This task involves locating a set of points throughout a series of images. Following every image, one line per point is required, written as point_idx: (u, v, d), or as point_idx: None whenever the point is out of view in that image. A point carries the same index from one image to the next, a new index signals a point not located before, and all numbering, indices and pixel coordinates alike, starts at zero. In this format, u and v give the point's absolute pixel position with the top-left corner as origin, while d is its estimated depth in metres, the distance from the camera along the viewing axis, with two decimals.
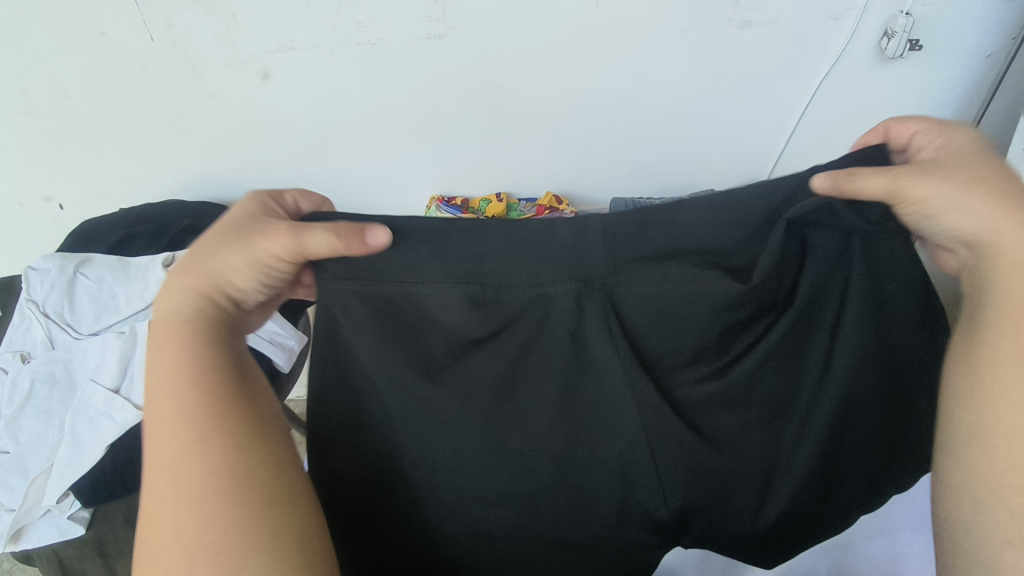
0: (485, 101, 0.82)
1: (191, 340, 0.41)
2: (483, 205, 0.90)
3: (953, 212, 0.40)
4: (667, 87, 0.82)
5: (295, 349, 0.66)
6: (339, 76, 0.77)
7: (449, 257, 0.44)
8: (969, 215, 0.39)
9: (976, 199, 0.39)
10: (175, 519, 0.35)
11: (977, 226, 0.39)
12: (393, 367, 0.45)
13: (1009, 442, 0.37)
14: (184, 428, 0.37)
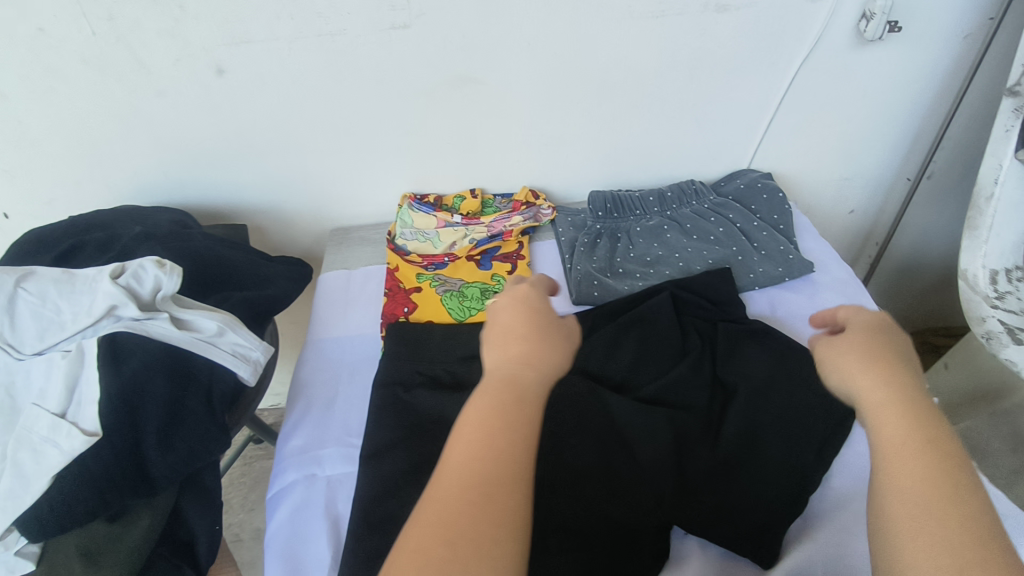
0: (456, 93, 0.78)
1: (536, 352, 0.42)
2: (458, 203, 0.87)
3: (837, 371, 0.41)
4: (643, 75, 0.79)
5: (262, 362, 0.61)
6: (299, 70, 0.73)
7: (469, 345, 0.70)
8: (856, 386, 0.39)
9: (858, 370, 0.39)
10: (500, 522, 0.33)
11: (860, 385, 0.38)
12: (412, 385, 0.67)
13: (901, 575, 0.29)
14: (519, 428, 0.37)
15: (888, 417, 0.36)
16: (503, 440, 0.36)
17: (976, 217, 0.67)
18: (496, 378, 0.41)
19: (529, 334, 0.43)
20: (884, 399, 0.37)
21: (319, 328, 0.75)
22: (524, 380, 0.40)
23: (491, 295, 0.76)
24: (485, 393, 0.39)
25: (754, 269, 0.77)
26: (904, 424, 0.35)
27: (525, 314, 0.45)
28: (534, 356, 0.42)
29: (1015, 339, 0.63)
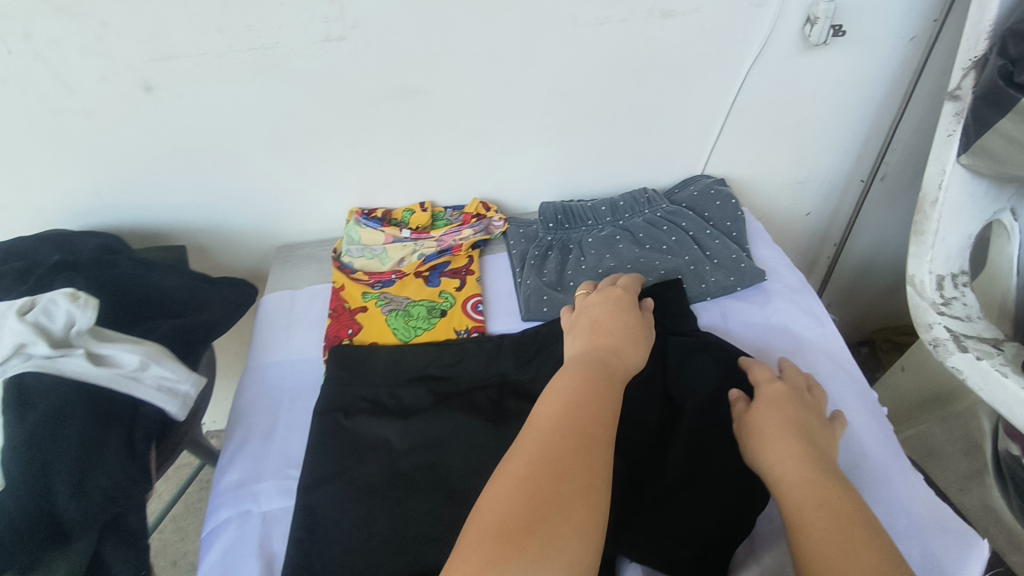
0: (398, 106, 0.76)
1: (610, 353, 0.54)
2: (407, 216, 0.85)
3: (766, 443, 0.49)
4: (591, 83, 0.77)
5: (191, 394, 0.59)
6: (232, 85, 0.70)
7: (412, 368, 0.68)
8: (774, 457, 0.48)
9: (777, 440, 0.49)
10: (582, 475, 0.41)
11: (779, 456, 0.48)
12: (354, 411, 0.65)
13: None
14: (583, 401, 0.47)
15: (800, 483, 0.45)
16: (597, 408, 0.46)
17: (921, 222, 0.67)
18: (591, 360, 0.53)
19: (605, 333, 0.57)
20: (797, 469, 0.46)
21: (260, 353, 0.73)
22: (610, 367, 0.52)
23: (438, 313, 0.74)
24: (577, 373, 0.50)
25: (705, 279, 0.76)
26: (817, 483, 0.45)
27: (616, 314, 0.60)
28: (619, 353, 0.55)
29: (961, 346, 0.62)
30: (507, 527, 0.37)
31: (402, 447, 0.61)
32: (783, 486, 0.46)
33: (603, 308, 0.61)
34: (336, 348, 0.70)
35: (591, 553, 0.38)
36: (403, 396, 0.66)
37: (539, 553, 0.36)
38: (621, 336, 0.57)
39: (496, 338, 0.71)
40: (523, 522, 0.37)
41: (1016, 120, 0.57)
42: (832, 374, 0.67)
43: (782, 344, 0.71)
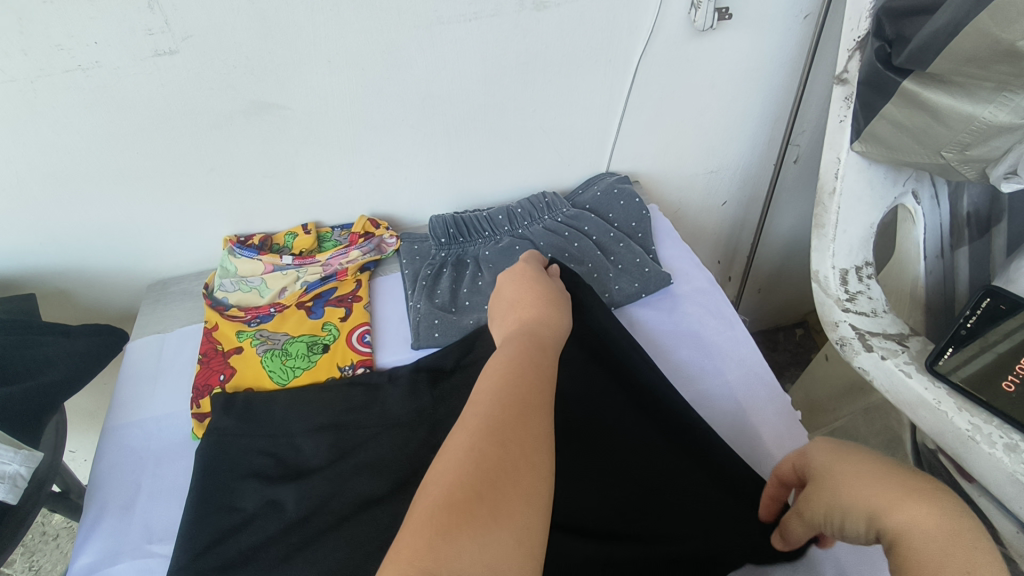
0: (257, 122, 0.68)
1: (538, 321, 0.46)
2: (289, 240, 0.78)
3: (851, 491, 0.34)
4: (471, 84, 0.72)
5: (22, 474, 0.53)
6: (53, 112, 0.62)
7: (315, 413, 0.61)
8: (882, 506, 0.33)
9: (858, 480, 0.34)
10: (527, 442, 0.34)
11: (878, 504, 0.33)
12: (246, 472, 0.57)
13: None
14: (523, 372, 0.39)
15: (920, 524, 0.31)
16: (533, 383, 0.38)
17: (821, 214, 0.63)
18: (521, 335, 0.44)
19: (527, 305, 0.48)
20: (915, 510, 0.31)
21: (119, 412, 0.65)
22: (540, 340, 0.44)
23: (320, 349, 0.67)
24: (512, 352, 0.41)
25: (609, 286, 0.71)
26: (925, 524, 0.31)
27: (530, 284, 0.51)
28: (547, 321, 0.46)
29: (867, 344, 0.58)
30: (452, 500, 0.30)
31: (286, 513, 0.54)
32: (906, 537, 0.31)
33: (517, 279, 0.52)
34: (222, 394, 0.62)
35: (541, 524, 0.32)
36: (302, 446, 0.59)
37: (488, 525, 0.29)
38: (548, 300, 0.49)
39: (385, 372, 0.65)
40: (471, 490, 0.30)
41: (901, 105, 0.53)
42: (743, 381, 0.63)
43: (690, 351, 0.67)
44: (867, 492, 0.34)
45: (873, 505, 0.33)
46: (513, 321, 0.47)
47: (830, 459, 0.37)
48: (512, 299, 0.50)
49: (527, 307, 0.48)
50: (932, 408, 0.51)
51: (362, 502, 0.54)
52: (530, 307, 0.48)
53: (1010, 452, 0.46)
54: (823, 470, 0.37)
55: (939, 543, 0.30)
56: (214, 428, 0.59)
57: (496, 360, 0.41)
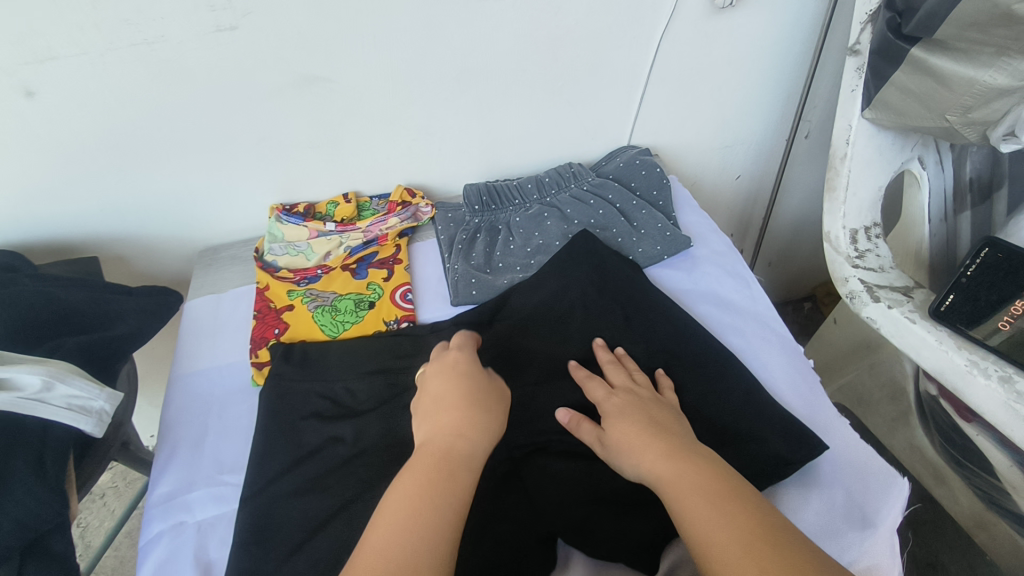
0: (305, 95, 0.73)
1: (461, 428, 0.48)
2: (331, 209, 0.83)
3: (627, 459, 0.49)
4: (504, 60, 0.76)
5: (107, 410, 0.57)
6: (120, 83, 0.66)
7: (368, 361, 0.67)
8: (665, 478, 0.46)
9: (634, 451, 0.49)
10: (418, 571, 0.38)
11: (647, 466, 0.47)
12: (307, 412, 0.64)
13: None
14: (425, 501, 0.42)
15: (677, 474, 0.45)
16: (439, 506, 0.42)
17: (833, 177, 0.68)
18: (432, 454, 0.46)
19: (444, 407, 0.50)
20: (667, 468, 0.46)
21: (184, 364, 0.70)
22: (453, 453, 0.46)
23: (366, 306, 0.73)
24: (418, 474, 0.45)
25: (633, 249, 0.76)
26: (679, 476, 0.45)
27: (455, 383, 0.52)
28: (465, 425, 0.49)
29: (874, 296, 0.63)
30: None
31: (348, 447, 0.61)
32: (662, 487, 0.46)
33: (439, 372, 0.54)
34: (279, 343, 0.68)
35: None
36: (358, 390, 0.65)
37: None
38: (466, 394, 0.51)
39: (427, 326, 0.70)
40: None
41: (908, 72, 0.58)
42: (759, 334, 0.69)
43: (709, 307, 0.72)
44: (667, 478, 0.46)
45: (666, 476, 0.46)
46: (423, 412, 0.52)
47: (611, 430, 0.52)
48: (435, 388, 0.53)
49: (451, 404, 0.50)
50: (934, 348, 0.56)
51: (418, 436, 0.60)
52: (453, 406, 0.50)
53: (1004, 381, 0.51)
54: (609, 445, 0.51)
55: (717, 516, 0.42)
56: (275, 374, 0.65)
57: (402, 477, 0.45)
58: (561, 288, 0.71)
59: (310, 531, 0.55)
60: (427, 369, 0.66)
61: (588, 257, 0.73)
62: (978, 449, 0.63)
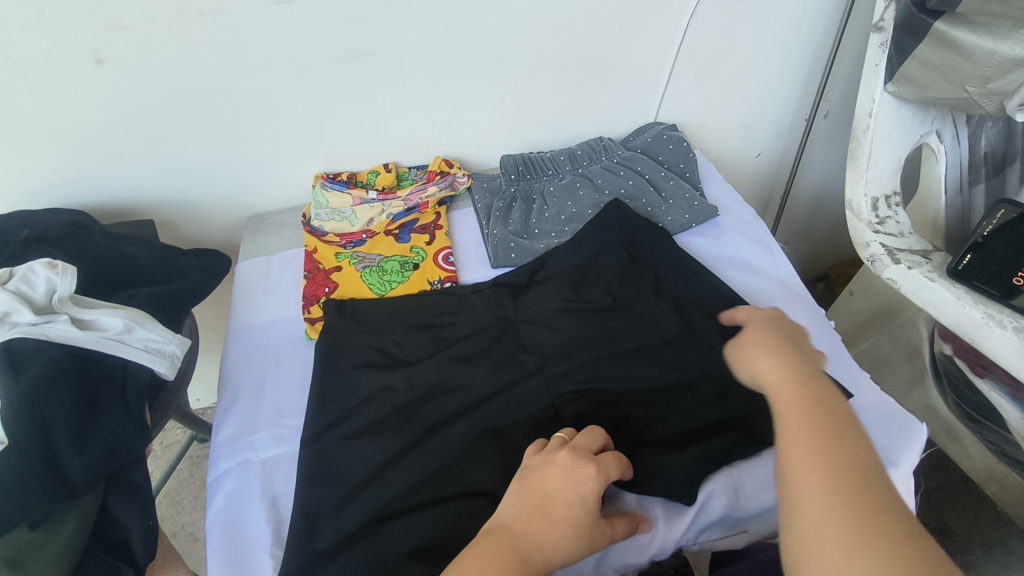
0: (353, 68, 0.77)
1: (539, 546, 0.44)
2: (372, 178, 0.87)
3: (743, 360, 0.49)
4: (541, 37, 0.80)
5: (178, 354, 0.61)
6: (183, 53, 0.70)
7: (415, 318, 0.71)
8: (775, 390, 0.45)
9: (756, 354, 0.48)
10: None
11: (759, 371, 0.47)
12: (360, 362, 0.68)
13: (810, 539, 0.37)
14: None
15: (790, 386, 0.45)
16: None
17: (855, 148, 0.72)
18: (507, 544, 0.44)
19: (544, 517, 0.46)
20: (783, 378, 0.45)
21: (242, 320, 0.75)
22: (532, 554, 0.43)
23: (411, 267, 0.77)
24: (496, 563, 0.42)
25: (663, 217, 0.80)
26: (796, 389, 0.45)
27: (574, 495, 0.46)
28: (548, 544, 0.44)
29: (895, 259, 0.67)
30: None
31: (401, 394, 0.65)
32: (772, 393, 0.46)
33: (568, 465, 0.48)
34: (331, 300, 0.72)
35: None
36: (407, 342, 0.69)
37: None
38: (567, 527, 0.45)
39: (469, 286, 0.74)
40: None
41: (932, 46, 0.62)
42: (783, 296, 0.73)
43: (735, 271, 0.76)
44: (781, 395, 0.45)
45: (778, 392, 0.45)
46: (530, 500, 0.47)
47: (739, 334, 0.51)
48: (555, 481, 0.47)
49: (552, 517, 0.46)
50: (953, 304, 0.60)
51: (465, 388, 0.65)
52: (553, 521, 0.45)
53: (1018, 331, 0.55)
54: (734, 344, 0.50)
55: (817, 443, 0.41)
56: (328, 326, 0.69)
57: (467, 561, 0.43)
58: (598, 252, 0.74)
59: (376, 470, 0.60)
60: (470, 326, 0.70)
61: (623, 221, 0.76)
62: (990, 404, 0.67)
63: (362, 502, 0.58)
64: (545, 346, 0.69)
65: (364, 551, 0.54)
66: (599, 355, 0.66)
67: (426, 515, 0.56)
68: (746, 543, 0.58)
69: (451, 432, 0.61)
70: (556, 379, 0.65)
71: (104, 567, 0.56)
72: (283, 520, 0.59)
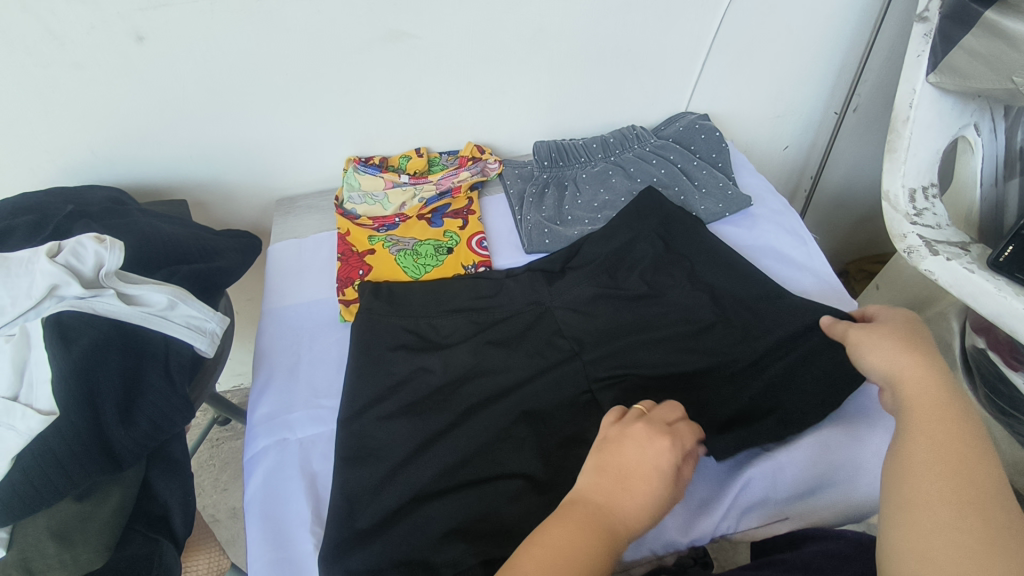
0: (390, 50, 0.77)
1: (627, 518, 0.43)
2: (404, 162, 0.87)
3: (874, 352, 0.48)
4: (579, 22, 0.80)
5: (218, 332, 0.61)
6: (223, 32, 0.69)
7: (451, 302, 0.71)
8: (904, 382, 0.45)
9: (892, 348, 0.47)
10: None
11: (892, 365, 0.47)
12: (395, 344, 0.67)
13: (914, 530, 0.37)
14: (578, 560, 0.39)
15: (923, 386, 0.44)
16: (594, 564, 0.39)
17: (894, 140, 0.72)
18: (595, 515, 0.42)
19: (630, 486, 0.44)
20: (913, 372, 0.45)
21: (276, 299, 0.76)
22: (614, 520, 0.42)
23: (445, 251, 0.78)
24: (582, 531, 0.41)
25: (696, 206, 0.80)
26: (932, 392, 0.44)
27: (662, 467, 0.45)
28: (637, 516, 0.43)
29: (933, 250, 0.66)
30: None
31: (439, 377, 0.65)
32: (901, 387, 0.45)
33: (655, 435, 0.46)
34: (365, 282, 0.72)
35: None
36: (443, 325, 0.69)
37: None
38: (653, 500, 0.44)
39: (503, 271, 0.74)
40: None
41: (979, 35, 0.63)
42: (818, 286, 0.73)
43: (769, 261, 0.76)
44: (914, 391, 0.44)
45: (909, 388, 0.44)
46: (615, 469, 0.45)
47: (872, 328, 0.50)
48: (645, 449, 0.46)
49: (641, 486, 0.44)
50: (994, 295, 0.60)
51: (501, 371, 0.65)
52: (643, 491, 0.44)
53: None
54: (868, 334, 0.50)
55: (943, 442, 0.40)
56: (363, 307, 0.69)
57: (555, 528, 0.41)
58: (634, 238, 0.73)
59: (412, 452, 0.59)
60: (506, 312, 0.70)
61: (659, 207, 0.75)
62: None
63: (396, 483, 0.56)
64: (581, 332, 0.68)
65: (404, 532, 0.53)
66: (638, 341, 0.66)
67: (466, 494, 0.55)
68: (789, 530, 0.56)
69: (490, 416, 0.61)
70: (592, 363, 0.65)
71: (144, 542, 0.56)
72: (322, 498, 0.59)
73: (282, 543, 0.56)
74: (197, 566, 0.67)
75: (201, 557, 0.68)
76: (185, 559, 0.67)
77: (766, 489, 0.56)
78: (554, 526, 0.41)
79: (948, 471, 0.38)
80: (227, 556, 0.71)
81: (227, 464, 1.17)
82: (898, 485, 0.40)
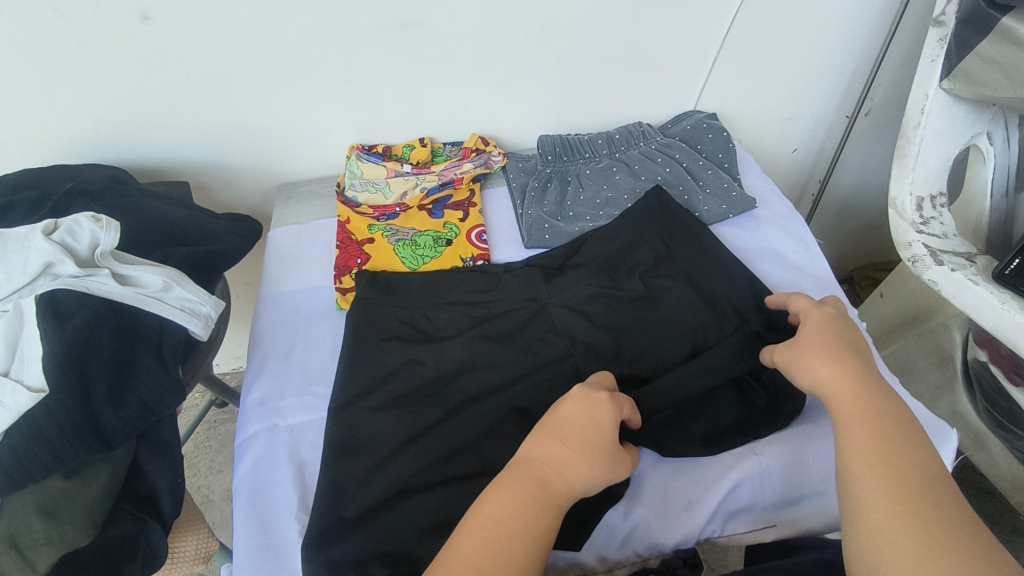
0: (397, 38, 0.76)
1: (567, 480, 0.44)
2: (407, 151, 0.86)
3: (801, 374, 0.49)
4: (589, 17, 0.79)
5: (213, 316, 0.61)
6: (229, 14, 0.69)
7: (449, 295, 0.70)
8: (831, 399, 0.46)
9: (811, 363, 0.48)
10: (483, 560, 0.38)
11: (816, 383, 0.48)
12: (389, 335, 0.67)
13: (876, 535, 0.37)
14: (514, 526, 0.40)
15: (844, 395, 0.45)
16: (519, 520, 0.41)
17: (904, 145, 0.70)
18: (530, 474, 0.43)
19: (570, 448, 0.45)
20: (840, 387, 0.46)
21: (274, 285, 0.76)
22: (550, 477, 0.43)
23: (444, 242, 0.77)
24: (507, 491, 0.42)
25: (699, 207, 0.79)
26: (850, 396, 0.45)
27: (600, 434, 0.46)
28: (572, 474, 0.44)
29: (938, 260, 0.65)
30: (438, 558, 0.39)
31: (431, 369, 0.64)
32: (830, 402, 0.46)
33: (597, 405, 0.48)
34: (362, 271, 0.72)
35: None
36: (440, 318, 0.69)
37: None
38: (594, 459, 0.45)
39: (501, 265, 0.73)
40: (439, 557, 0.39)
41: (995, 41, 0.62)
42: (819, 292, 0.71)
43: (772, 265, 0.75)
44: (841, 400, 0.45)
45: (838, 399, 0.46)
46: (562, 434, 0.46)
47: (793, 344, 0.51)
48: (588, 419, 0.47)
49: (580, 451, 0.45)
50: (996, 308, 0.59)
51: (494, 367, 0.65)
52: (580, 454, 0.44)
53: None
54: (786, 353, 0.51)
55: (865, 443, 0.42)
56: (358, 294, 0.69)
57: (496, 492, 0.42)
58: (635, 239, 0.72)
59: (401, 445, 0.59)
60: (502, 308, 0.69)
61: (660, 208, 0.74)
62: None
63: (382, 476, 0.56)
64: (579, 332, 0.67)
65: (388, 524, 0.53)
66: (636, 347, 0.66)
67: (453, 488, 0.55)
68: (775, 539, 0.57)
69: (481, 410, 0.61)
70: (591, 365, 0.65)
71: (131, 522, 0.57)
72: (309, 484, 0.59)
73: (268, 529, 0.56)
74: (185, 548, 0.68)
75: (189, 539, 0.68)
76: (174, 540, 0.68)
77: (755, 496, 0.56)
78: (496, 489, 0.43)
79: (871, 465, 0.41)
80: (215, 538, 0.72)
81: (223, 446, 1.18)
82: (851, 495, 0.40)
